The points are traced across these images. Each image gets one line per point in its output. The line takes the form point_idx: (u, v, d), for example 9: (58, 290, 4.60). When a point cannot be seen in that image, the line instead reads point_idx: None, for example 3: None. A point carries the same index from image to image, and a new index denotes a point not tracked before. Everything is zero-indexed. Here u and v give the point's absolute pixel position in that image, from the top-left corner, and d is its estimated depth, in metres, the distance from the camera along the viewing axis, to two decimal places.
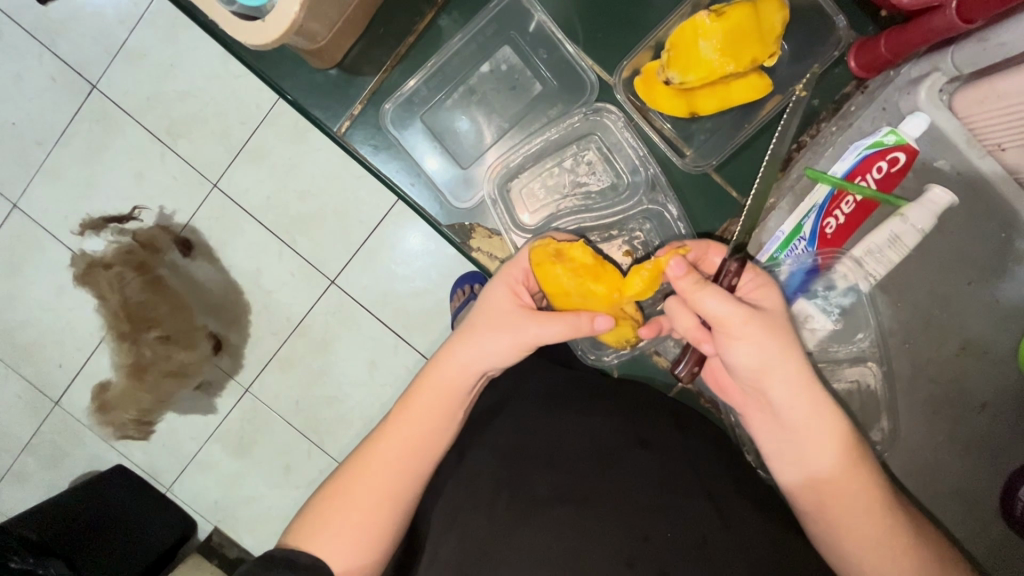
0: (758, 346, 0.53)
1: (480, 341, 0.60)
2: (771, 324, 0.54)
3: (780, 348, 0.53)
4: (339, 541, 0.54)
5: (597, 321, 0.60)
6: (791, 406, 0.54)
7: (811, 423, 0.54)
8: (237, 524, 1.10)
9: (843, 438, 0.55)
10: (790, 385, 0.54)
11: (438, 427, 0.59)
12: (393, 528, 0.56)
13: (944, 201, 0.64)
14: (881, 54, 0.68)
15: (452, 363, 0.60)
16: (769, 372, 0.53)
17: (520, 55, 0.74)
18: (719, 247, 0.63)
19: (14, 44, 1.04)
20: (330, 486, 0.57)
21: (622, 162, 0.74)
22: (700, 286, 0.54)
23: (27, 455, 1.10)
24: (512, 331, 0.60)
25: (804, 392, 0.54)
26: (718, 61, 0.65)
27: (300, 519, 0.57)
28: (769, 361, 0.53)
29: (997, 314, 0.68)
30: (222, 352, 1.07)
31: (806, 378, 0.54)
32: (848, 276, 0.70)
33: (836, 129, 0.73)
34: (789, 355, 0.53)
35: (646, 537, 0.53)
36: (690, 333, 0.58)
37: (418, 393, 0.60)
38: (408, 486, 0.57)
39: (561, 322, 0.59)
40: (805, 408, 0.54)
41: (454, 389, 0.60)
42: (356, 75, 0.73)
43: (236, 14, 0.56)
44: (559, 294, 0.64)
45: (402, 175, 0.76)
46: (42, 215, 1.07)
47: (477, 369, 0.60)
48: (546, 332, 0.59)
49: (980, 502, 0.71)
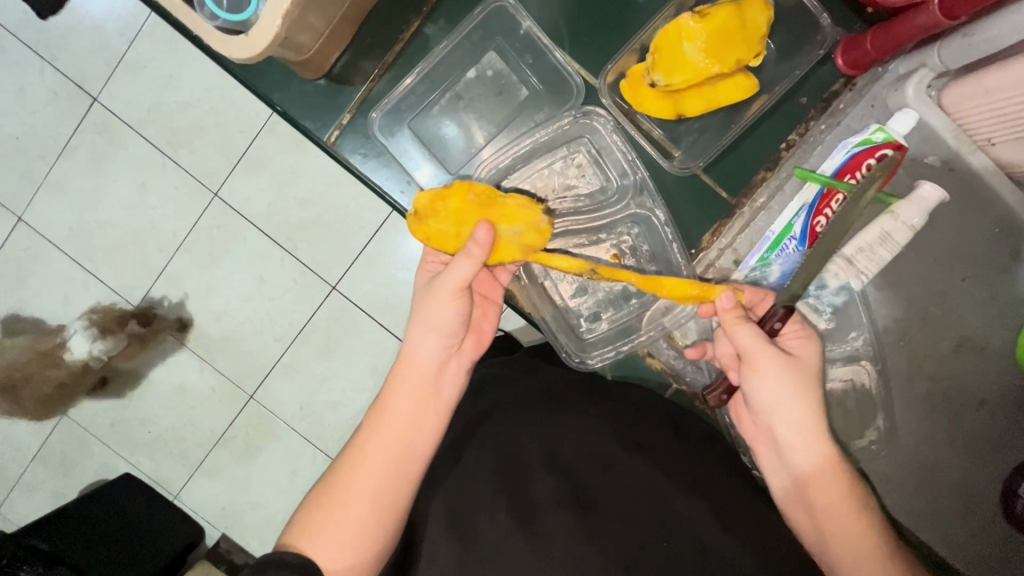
0: (788, 386, 0.56)
1: (423, 318, 0.60)
2: (802, 367, 0.57)
3: (802, 391, 0.56)
4: (329, 541, 0.55)
5: (475, 235, 0.57)
6: (800, 440, 0.56)
7: (824, 460, 0.56)
8: (244, 529, 1.11)
9: (852, 479, 0.57)
10: (809, 423, 0.56)
11: (416, 420, 0.59)
12: (382, 526, 0.56)
13: (934, 197, 0.64)
14: (868, 52, 0.67)
15: (411, 351, 0.61)
16: (793, 407, 0.56)
17: (507, 61, 0.75)
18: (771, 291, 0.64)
19: (16, 59, 1.05)
20: (321, 487, 0.58)
21: (611, 166, 0.74)
22: (740, 320, 0.57)
23: (37, 464, 1.11)
24: (433, 293, 0.60)
25: (821, 428, 0.56)
26: (703, 62, 0.65)
27: (296, 521, 0.58)
28: (793, 397, 0.56)
29: (995, 309, 0.68)
30: (226, 359, 1.08)
31: (820, 420, 0.57)
32: (839, 275, 0.68)
33: (826, 127, 0.72)
34: (813, 398, 0.56)
35: (643, 544, 0.53)
36: (725, 358, 0.64)
37: (391, 391, 0.60)
38: (395, 485, 0.57)
39: (460, 259, 0.58)
40: (814, 450, 0.56)
41: (421, 377, 0.60)
42: (345, 84, 0.73)
43: (222, 28, 0.57)
44: (452, 239, 0.63)
45: (392, 183, 0.75)
46: (47, 227, 1.08)
47: (433, 344, 0.60)
48: (451, 276, 0.58)
49: (983, 499, 0.70)
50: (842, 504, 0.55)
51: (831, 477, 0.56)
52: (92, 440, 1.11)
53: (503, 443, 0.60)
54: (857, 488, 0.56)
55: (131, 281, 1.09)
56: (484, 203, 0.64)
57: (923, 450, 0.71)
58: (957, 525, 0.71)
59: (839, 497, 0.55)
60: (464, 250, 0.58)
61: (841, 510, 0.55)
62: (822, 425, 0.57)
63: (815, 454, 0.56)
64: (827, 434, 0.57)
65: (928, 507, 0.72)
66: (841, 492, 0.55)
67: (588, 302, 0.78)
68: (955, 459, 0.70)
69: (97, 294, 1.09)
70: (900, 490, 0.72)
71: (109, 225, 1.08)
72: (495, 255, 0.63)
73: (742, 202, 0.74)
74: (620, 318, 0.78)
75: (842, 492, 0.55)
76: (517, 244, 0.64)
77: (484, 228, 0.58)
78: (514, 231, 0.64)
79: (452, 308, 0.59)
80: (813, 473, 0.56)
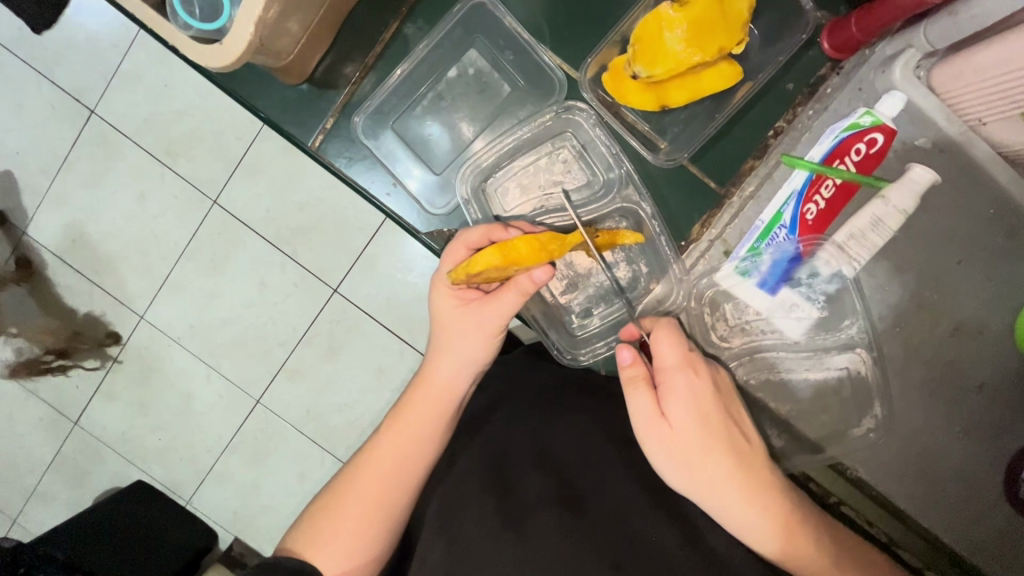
0: (670, 458, 0.54)
1: (454, 344, 0.62)
2: (680, 432, 0.54)
3: (705, 455, 0.53)
4: (335, 549, 0.56)
5: (532, 273, 0.58)
6: (731, 509, 0.53)
7: (753, 514, 0.52)
8: (256, 532, 1.12)
9: (793, 516, 0.53)
10: (715, 487, 0.53)
11: (432, 436, 0.60)
12: (386, 533, 0.58)
13: (926, 179, 0.64)
14: (853, 34, 0.65)
15: (438, 375, 0.62)
16: (688, 480, 0.54)
17: (487, 58, 0.74)
18: (664, 331, 0.59)
19: (14, 75, 1.06)
20: (329, 494, 0.59)
21: (596, 160, 0.74)
22: (636, 381, 0.57)
23: (52, 474, 1.13)
24: (472, 325, 0.61)
25: (733, 484, 0.53)
26: (684, 52, 0.65)
27: (301, 526, 0.58)
28: (683, 469, 0.54)
29: (991, 291, 0.67)
30: (232, 365, 1.09)
31: (744, 476, 0.53)
32: (831, 262, 0.67)
33: (814, 113, 0.71)
34: (705, 458, 0.53)
35: (635, 537, 0.52)
36: None
37: (409, 405, 0.61)
38: (401, 495, 0.58)
39: (510, 293, 0.60)
40: (754, 513, 0.52)
41: (444, 399, 0.61)
42: (327, 88, 0.71)
43: (194, 38, 0.57)
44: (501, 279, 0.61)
45: (378, 184, 0.73)
46: (53, 240, 1.09)
47: (463, 369, 0.62)
48: (499, 310, 0.61)
49: (989, 484, 0.69)
50: (792, 550, 0.52)
51: (771, 527, 0.52)
52: (105, 449, 1.12)
53: (496, 443, 0.60)
54: (801, 528, 0.52)
55: (136, 291, 1.09)
56: (543, 257, 0.61)
57: (924, 438, 0.70)
58: (965, 511, 0.70)
59: (785, 546, 0.52)
60: (518, 285, 0.59)
61: (792, 556, 0.52)
62: (733, 479, 0.53)
63: (741, 515, 0.52)
64: (742, 488, 0.53)
65: (935, 495, 0.70)
66: (798, 543, 0.52)
67: (579, 299, 0.76)
68: (958, 445, 0.69)
69: (102, 305, 1.10)
70: (906, 480, 0.71)
71: (112, 237, 1.09)
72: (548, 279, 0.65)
73: (731, 191, 0.73)
74: (612, 314, 0.76)
75: (799, 540, 0.52)
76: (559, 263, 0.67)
77: (541, 269, 0.58)
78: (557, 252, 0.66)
79: (481, 343, 0.62)
80: (749, 534, 0.52)
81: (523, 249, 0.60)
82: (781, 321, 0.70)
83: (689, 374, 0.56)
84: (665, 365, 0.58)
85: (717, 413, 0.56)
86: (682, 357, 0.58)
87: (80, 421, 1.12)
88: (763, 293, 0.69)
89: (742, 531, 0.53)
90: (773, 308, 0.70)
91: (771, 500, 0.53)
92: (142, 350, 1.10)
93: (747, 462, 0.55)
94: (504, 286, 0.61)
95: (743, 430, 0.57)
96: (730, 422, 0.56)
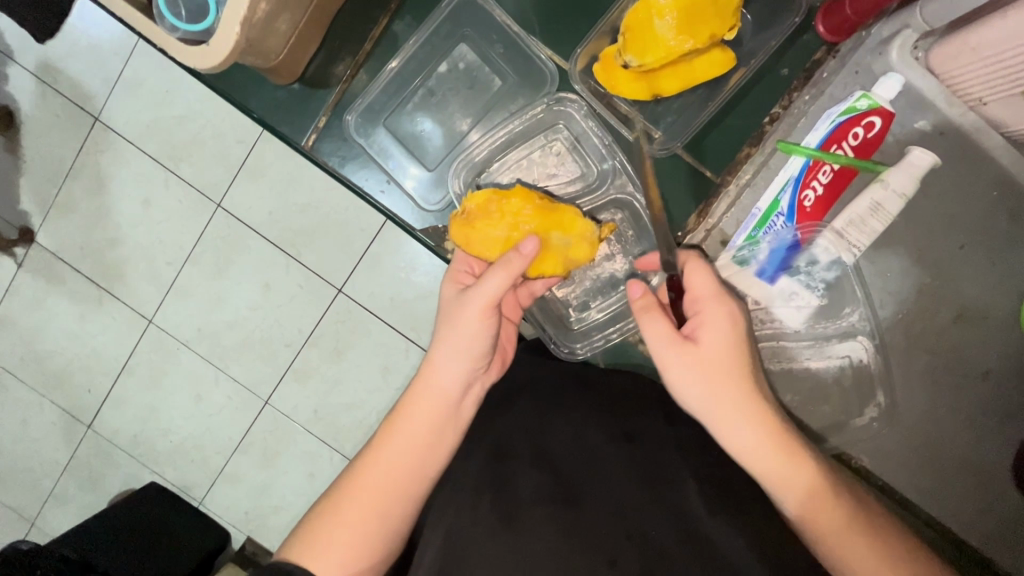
0: (693, 377, 0.55)
1: (452, 340, 0.59)
2: (704, 356, 0.55)
3: (720, 379, 0.54)
4: (333, 556, 0.55)
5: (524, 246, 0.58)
6: (736, 429, 0.54)
7: (759, 436, 0.54)
8: (268, 532, 1.12)
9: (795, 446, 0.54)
10: (730, 406, 0.54)
11: (434, 444, 0.59)
12: (385, 540, 0.57)
13: (924, 162, 0.62)
14: (848, 16, 0.65)
15: (440, 378, 0.59)
16: (705, 398, 0.55)
17: (477, 53, 0.74)
18: (700, 264, 0.58)
19: (16, 83, 1.08)
20: (327, 500, 0.58)
21: (588, 152, 0.74)
22: (654, 309, 0.57)
23: (67, 477, 1.14)
24: (464, 308, 0.59)
25: (746, 407, 0.54)
26: (675, 39, 0.63)
27: (298, 535, 0.57)
28: (698, 389, 0.55)
29: (994, 276, 0.67)
30: (239, 367, 1.10)
31: (754, 403, 0.55)
32: (831, 248, 0.65)
33: (810, 98, 0.70)
34: (726, 379, 0.54)
35: (630, 534, 0.51)
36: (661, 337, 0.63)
37: (409, 410, 0.59)
38: (400, 502, 0.57)
39: (498, 268, 0.58)
40: (756, 436, 0.54)
41: (444, 401, 0.59)
42: (319, 87, 0.71)
43: (182, 39, 0.58)
44: (501, 246, 0.65)
45: (372, 182, 0.74)
46: (61, 247, 1.10)
47: (459, 369, 0.60)
48: (486, 285, 0.58)
49: (996, 471, 0.68)
50: (791, 477, 0.53)
51: (772, 451, 0.53)
52: (118, 452, 1.13)
53: (496, 441, 0.61)
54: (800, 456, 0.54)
55: (143, 295, 1.10)
56: (536, 201, 0.66)
57: (930, 426, 0.69)
58: (974, 499, 0.69)
59: (787, 471, 0.53)
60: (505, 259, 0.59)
61: (792, 479, 0.53)
62: (747, 403, 0.54)
63: (748, 435, 0.54)
64: (752, 410, 0.54)
65: (942, 483, 0.69)
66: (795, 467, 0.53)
67: (576, 292, 0.77)
68: (964, 433, 0.68)
69: (112, 310, 1.11)
70: (914, 469, 0.70)
71: (118, 242, 1.10)
72: (543, 264, 0.65)
73: (726, 180, 0.73)
74: (610, 306, 0.76)
75: (793, 467, 0.53)
76: (564, 254, 0.66)
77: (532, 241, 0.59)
78: (565, 241, 0.66)
79: (482, 328, 0.59)
80: (747, 457, 0.54)
81: (515, 198, 0.66)
82: (781, 311, 0.69)
83: (726, 304, 0.56)
84: (700, 295, 0.57)
85: (743, 343, 0.56)
86: (716, 289, 0.57)
87: (93, 425, 1.13)
88: (763, 282, 0.67)
89: (743, 450, 0.54)
90: (773, 298, 0.68)
91: (778, 426, 0.54)
92: (152, 353, 1.11)
93: (759, 392, 0.55)
94: (492, 266, 0.59)
95: (756, 366, 0.58)
96: (749, 356, 0.57)
